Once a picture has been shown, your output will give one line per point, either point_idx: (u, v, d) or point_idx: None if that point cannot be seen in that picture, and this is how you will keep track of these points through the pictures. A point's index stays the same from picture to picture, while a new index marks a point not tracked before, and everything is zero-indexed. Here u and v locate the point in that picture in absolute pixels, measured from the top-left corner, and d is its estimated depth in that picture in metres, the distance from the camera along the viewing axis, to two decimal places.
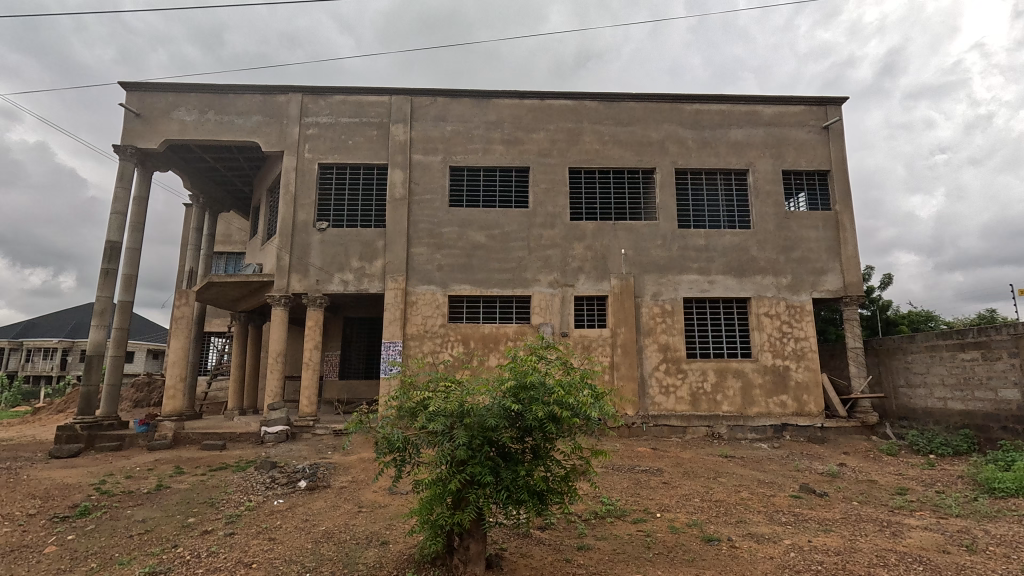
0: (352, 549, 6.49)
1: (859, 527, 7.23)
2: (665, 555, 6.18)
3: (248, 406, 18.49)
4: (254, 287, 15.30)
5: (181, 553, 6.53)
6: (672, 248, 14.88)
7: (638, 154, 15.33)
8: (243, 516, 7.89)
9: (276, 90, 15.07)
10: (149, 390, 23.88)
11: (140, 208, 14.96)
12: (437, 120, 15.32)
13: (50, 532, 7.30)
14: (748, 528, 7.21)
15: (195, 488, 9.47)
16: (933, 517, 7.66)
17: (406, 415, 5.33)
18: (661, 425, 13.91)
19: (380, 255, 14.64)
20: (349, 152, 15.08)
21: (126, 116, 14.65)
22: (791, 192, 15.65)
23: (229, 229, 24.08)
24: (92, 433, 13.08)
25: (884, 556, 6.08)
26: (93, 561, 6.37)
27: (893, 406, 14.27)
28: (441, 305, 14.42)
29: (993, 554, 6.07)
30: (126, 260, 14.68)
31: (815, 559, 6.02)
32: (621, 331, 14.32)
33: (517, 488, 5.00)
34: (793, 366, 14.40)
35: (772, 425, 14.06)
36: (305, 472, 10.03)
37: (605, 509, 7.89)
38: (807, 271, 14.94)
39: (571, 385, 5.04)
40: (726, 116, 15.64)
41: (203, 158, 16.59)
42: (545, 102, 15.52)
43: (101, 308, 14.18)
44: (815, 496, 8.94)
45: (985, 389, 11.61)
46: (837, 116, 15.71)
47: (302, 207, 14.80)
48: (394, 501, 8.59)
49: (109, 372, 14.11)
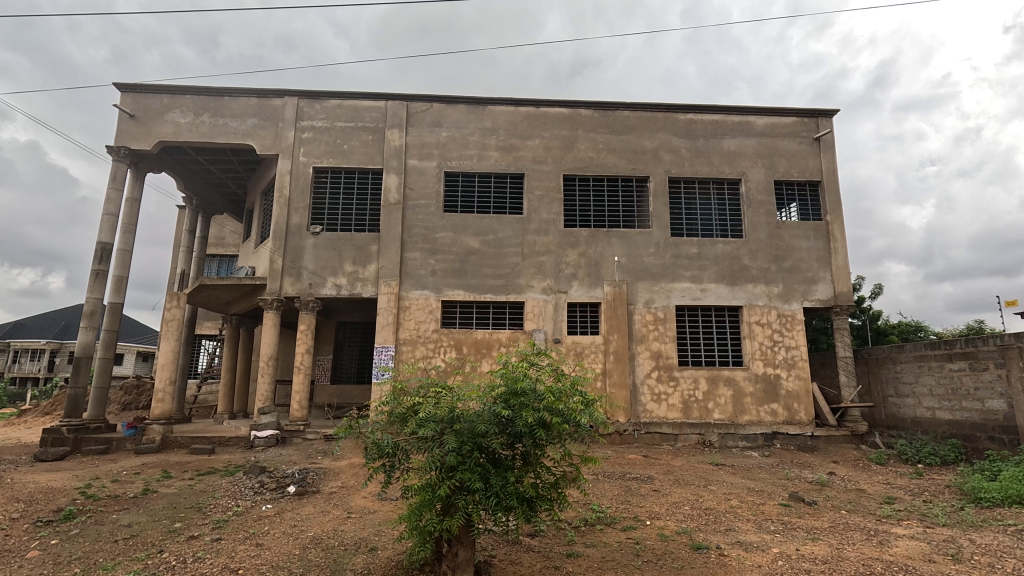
0: (341, 555, 6.45)
1: (847, 535, 7.27)
2: (654, 562, 6.20)
3: (237, 410, 18.26)
4: (247, 289, 15.23)
5: (167, 558, 6.46)
6: (665, 255, 14.97)
7: (632, 162, 15.44)
8: (230, 522, 7.82)
9: (272, 94, 15.08)
10: (138, 393, 23.66)
11: (132, 209, 14.89)
12: (433, 125, 15.38)
13: (33, 537, 7.20)
14: (737, 536, 7.24)
15: (183, 492, 9.39)
16: (920, 527, 7.71)
17: (396, 421, 5.29)
18: (652, 432, 13.93)
19: (374, 259, 14.62)
20: (345, 156, 15.10)
21: (119, 116, 14.60)
22: (783, 202, 15.81)
23: (222, 231, 24.00)
24: (79, 436, 12.96)
25: (870, 565, 6.11)
26: (77, 567, 6.29)
27: (883, 415, 14.35)
28: (435, 310, 14.41)
29: (978, 563, 6.12)
30: (117, 261, 14.58)
31: (802, 567, 6.04)
32: (614, 338, 14.36)
33: (507, 494, 5.00)
34: (784, 374, 14.50)
35: (763, 433, 14.12)
36: (294, 478, 9.95)
37: (594, 516, 7.92)
38: (798, 280, 15.06)
39: (562, 392, 5.06)
40: (719, 125, 15.79)
41: (197, 160, 16.55)
42: (540, 109, 15.61)
43: (90, 310, 14.00)
44: (804, 505, 8.97)
45: (972, 399, 11.72)
46: (828, 127, 15.92)
47: (296, 210, 14.76)
48: (383, 506, 8.55)
49: (97, 374, 13.95)
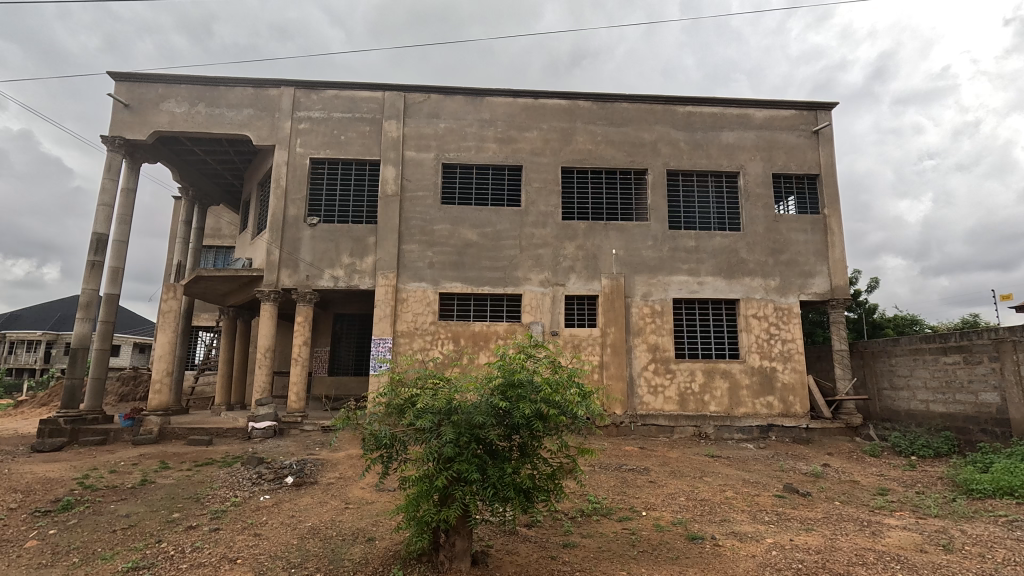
0: (338, 545, 6.49)
1: (841, 526, 7.35)
2: (649, 552, 6.28)
3: (235, 401, 18.36)
4: (243, 281, 15.19)
5: (165, 548, 6.50)
6: (663, 248, 14.97)
7: (630, 155, 15.40)
8: (228, 512, 7.85)
9: (268, 84, 14.96)
10: (136, 384, 23.69)
11: (128, 200, 14.78)
12: (430, 117, 15.29)
13: (31, 527, 7.22)
14: (731, 527, 7.31)
15: (180, 483, 9.39)
16: (912, 518, 7.80)
17: (394, 412, 5.29)
18: (649, 424, 14.02)
19: (371, 251, 14.58)
20: (342, 147, 15.01)
21: (114, 106, 14.46)
22: (781, 196, 15.82)
23: (219, 223, 23.95)
24: (76, 427, 13.01)
25: (863, 555, 6.19)
26: (76, 556, 6.32)
27: (877, 409, 14.41)
28: (432, 302, 14.41)
29: (969, 553, 6.20)
30: (113, 252, 14.51)
31: (795, 557, 6.11)
32: (611, 331, 14.39)
33: (504, 485, 5.01)
34: (780, 367, 14.57)
35: (758, 425, 14.22)
36: (292, 469, 9.95)
37: (591, 507, 7.96)
38: (794, 274, 15.10)
39: (558, 383, 5.11)
40: (718, 118, 15.75)
41: (192, 151, 16.45)
42: (539, 101, 15.54)
43: (86, 301, 13.96)
44: (798, 496, 9.07)
45: (966, 393, 11.80)
46: (826, 120, 15.90)
47: (293, 201, 14.69)
48: (381, 497, 8.60)
49: (94, 366, 13.91)
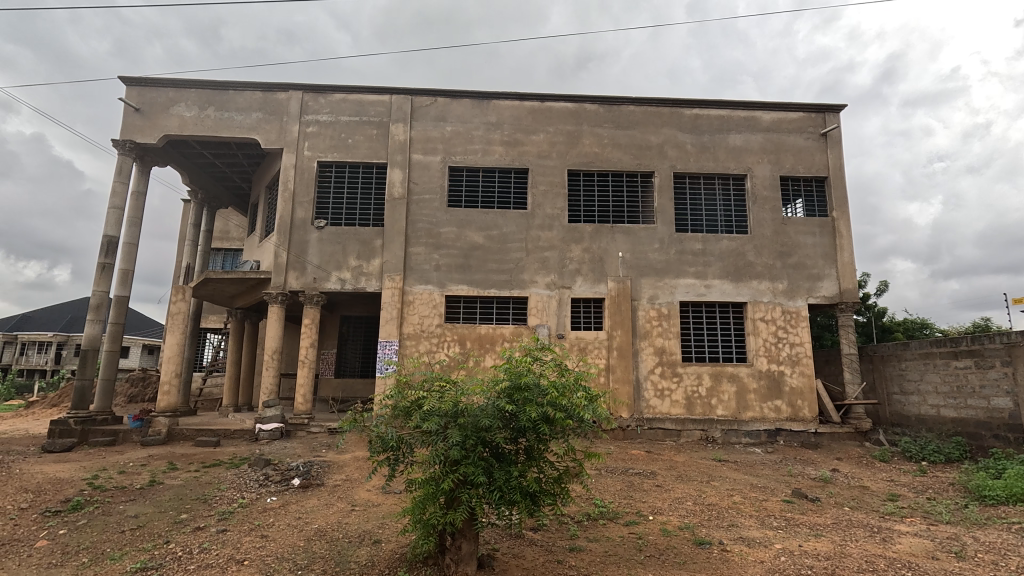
0: (345, 547, 6.51)
1: (850, 533, 7.26)
2: (657, 557, 6.23)
3: (243, 403, 18.40)
4: (251, 283, 15.30)
5: (173, 549, 6.53)
6: (670, 251, 14.92)
7: (637, 158, 15.38)
8: (235, 513, 7.89)
9: (277, 88, 15.07)
10: (144, 385, 23.87)
11: (137, 202, 14.92)
12: (437, 120, 15.34)
13: (42, 527, 7.28)
14: (739, 532, 7.25)
15: (188, 484, 9.45)
16: (923, 524, 7.72)
17: (400, 414, 5.30)
18: (655, 428, 13.94)
19: (378, 254, 14.63)
20: (349, 150, 15.09)
21: (125, 110, 14.64)
22: (789, 199, 15.74)
23: (228, 225, 24.16)
24: (85, 428, 13.15)
25: (873, 562, 6.12)
26: (85, 557, 6.35)
27: (887, 413, 14.29)
28: (439, 305, 14.43)
29: (982, 561, 6.11)
30: (123, 254, 14.66)
31: (805, 563, 6.05)
32: (617, 334, 14.34)
33: (510, 489, 5.00)
34: (788, 371, 14.47)
35: (766, 429, 14.10)
36: (298, 470, 9.99)
37: (597, 510, 7.94)
38: (803, 277, 15.00)
39: (565, 386, 5.09)
40: (725, 121, 15.70)
41: (201, 154, 16.59)
42: (545, 105, 15.56)
43: (97, 303, 14.13)
44: (806, 501, 8.98)
45: (978, 398, 11.67)
46: (835, 123, 15.80)
47: (301, 205, 14.77)
48: (387, 500, 8.60)
49: (103, 366, 14.01)
